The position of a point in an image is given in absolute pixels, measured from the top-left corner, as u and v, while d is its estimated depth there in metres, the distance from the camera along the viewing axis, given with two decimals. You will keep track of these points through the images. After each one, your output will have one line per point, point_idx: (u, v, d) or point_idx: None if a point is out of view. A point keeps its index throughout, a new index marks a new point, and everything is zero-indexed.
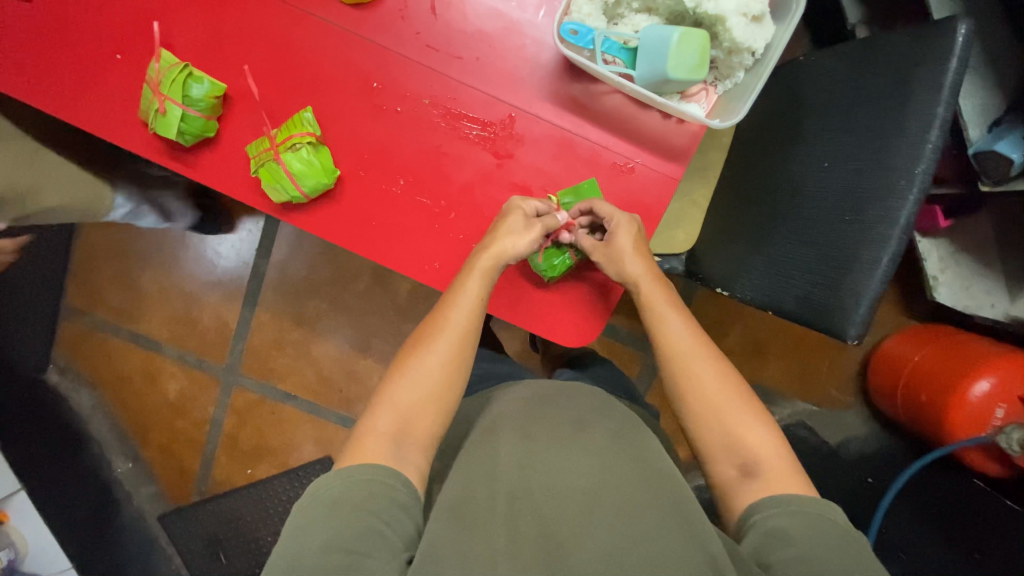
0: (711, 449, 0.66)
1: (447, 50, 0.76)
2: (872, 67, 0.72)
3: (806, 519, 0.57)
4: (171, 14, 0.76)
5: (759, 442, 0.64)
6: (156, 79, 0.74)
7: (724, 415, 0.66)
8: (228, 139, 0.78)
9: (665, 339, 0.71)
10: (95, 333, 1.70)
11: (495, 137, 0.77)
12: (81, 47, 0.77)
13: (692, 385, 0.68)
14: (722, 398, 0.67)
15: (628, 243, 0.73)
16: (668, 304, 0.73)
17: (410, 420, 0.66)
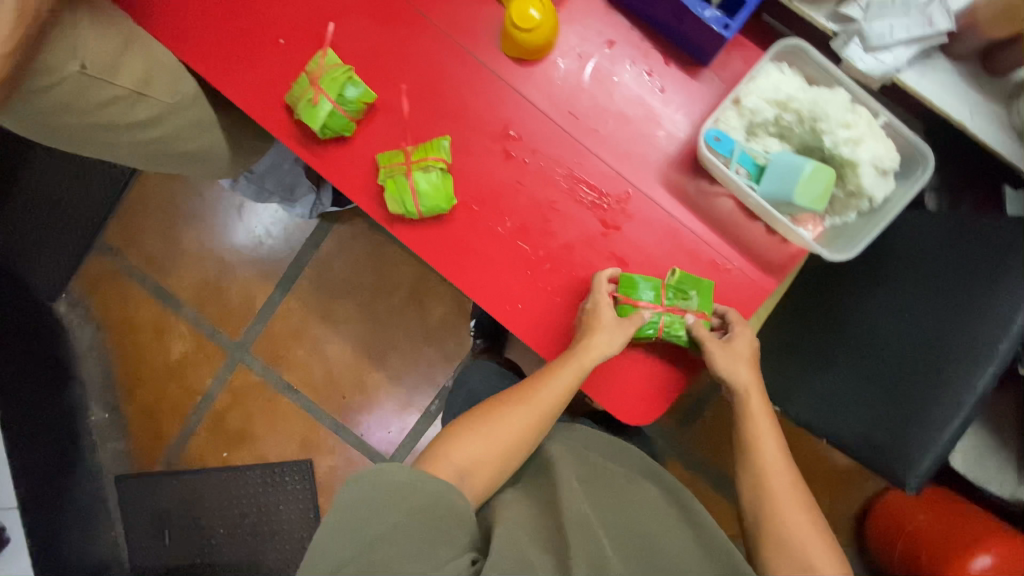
0: (774, 563, 0.69)
1: (585, 121, 0.81)
2: (968, 235, 0.75)
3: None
4: (345, 19, 0.82)
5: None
6: (318, 74, 0.78)
7: (794, 531, 0.69)
8: (361, 143, 0.82)
9: (758, 457, 0.74)
10: (119, 276, 1.68)
11: (607, 208, 0.82)
12: (250, 24, 0.82)
13: (767, 496, 0.72)
14: (793, 516, 0.70)
15: (745, 352, 0.76)
16: (761, 414, 0.76)
17: (481, 464, 0.73)
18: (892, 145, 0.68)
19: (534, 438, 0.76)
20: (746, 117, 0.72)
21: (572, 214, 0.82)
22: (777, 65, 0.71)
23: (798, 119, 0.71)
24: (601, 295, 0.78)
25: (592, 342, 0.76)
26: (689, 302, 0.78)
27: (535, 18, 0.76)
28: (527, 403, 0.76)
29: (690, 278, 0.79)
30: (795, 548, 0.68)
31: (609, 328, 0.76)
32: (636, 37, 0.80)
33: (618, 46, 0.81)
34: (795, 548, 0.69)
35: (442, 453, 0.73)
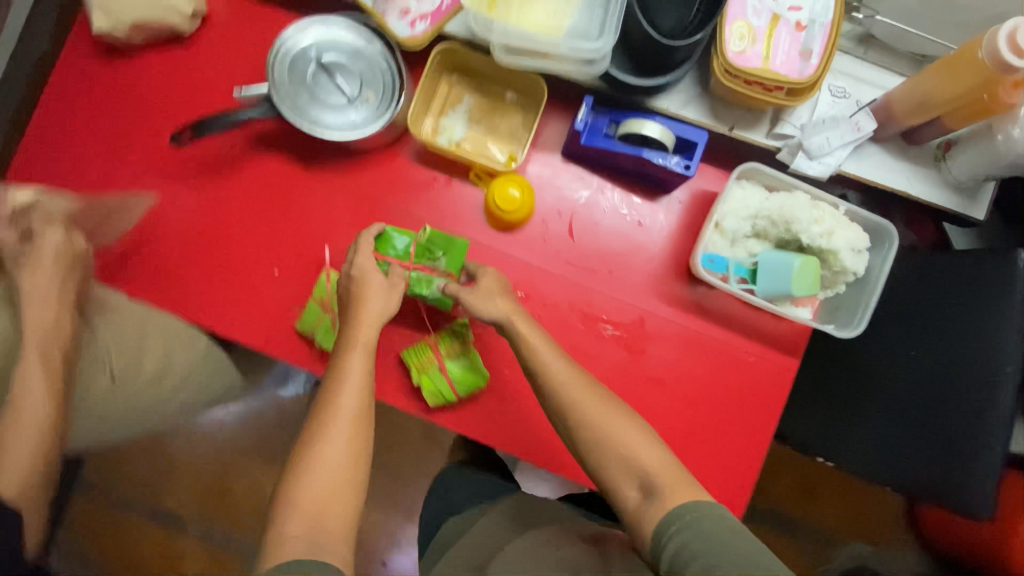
0: (619, 481, 0.65)
1: (583, 263, 0.87)
2: (936, 274, 0.85)
3: (725, 528, 0.59)
4: (335, 237, 0.85)
5: (658, 463, 0.64)
6: (328, 298, 0.80)
7: (643, 447, 0.65)
8: (378, 345, 0.83)
9: (561, 393, 0.69)
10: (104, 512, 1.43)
11: (628, 335, 0.86)
12: (246, 266, 0.85)
13: (589, 425, 0.67)
14: (625, 432, 0.66)
15: (490, 288, 0.77)
16: (544, 345, 0.73)
17: (326, 506, 0.62)
18: (859, 229, 0.77)
19: (363, 463, 0.66)
20: (729, 235, 0.80)
21: (596, 353, 0.85)
22: (740, 184, 0.80)
23: (771, 224, 0.79)
24: (364, 255, 0.76)
25: (365, 319, 0.73)
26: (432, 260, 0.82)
27: (515, 195, 0.83)
28: (332, 421, 0.66)
29: (436, 232, 0.83)
30: (630, 456, 0.65)
31: (382, 296, 0.75)
32: (605, 182, 0.87)
33: (590, 195, 0.88)
34: (658, 466, 0.64)
35: (275, 527, 0.61)
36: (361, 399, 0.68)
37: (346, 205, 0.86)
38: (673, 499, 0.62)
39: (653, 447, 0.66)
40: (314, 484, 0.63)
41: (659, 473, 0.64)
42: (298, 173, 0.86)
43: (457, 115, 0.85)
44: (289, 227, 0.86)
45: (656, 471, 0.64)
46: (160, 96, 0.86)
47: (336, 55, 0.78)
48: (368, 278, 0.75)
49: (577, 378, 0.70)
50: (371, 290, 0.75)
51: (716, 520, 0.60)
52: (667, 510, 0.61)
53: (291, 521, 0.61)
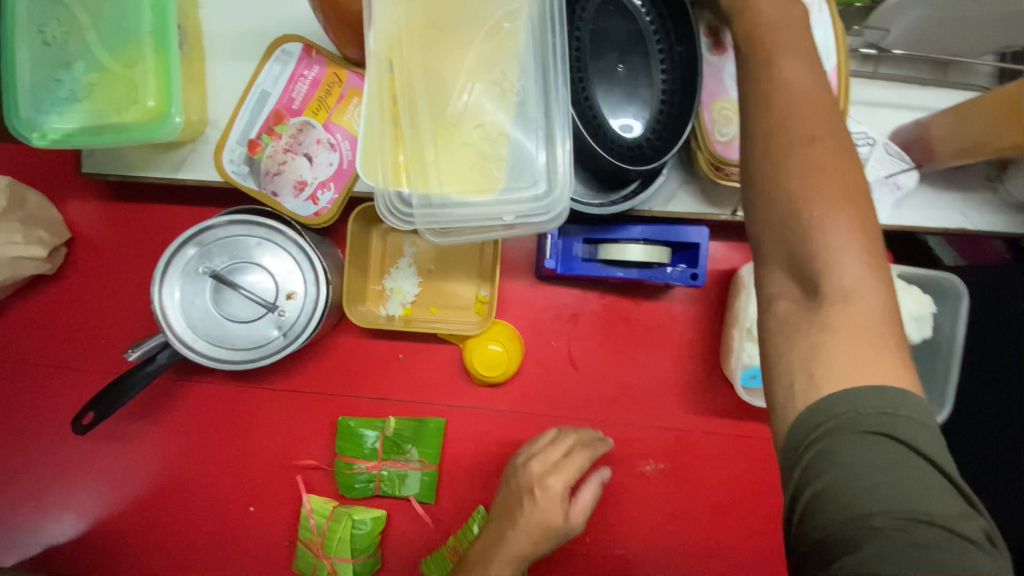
0: (762, 230, 0.39)
1: (600, 396, 0.72)
2: None
3: (876, 424, 0.33)
4: (305, 450, 0.72)
5: (847, 261, 0.35)
6: (318, 538, 0.67)
7: (850, 265, 0.35)
8: (392, 564, 0.70)
9: (778, 137, 0.38)
10: None
11: (674, 464, 0.72)
12: (212, 512, 0.72)
13: (787, 192, 0.37)
14: (812, 198, 0.36)
15: None
16: (783, 49, 0.42)
17: None
18: (918, 292, 0.62)
19: None
20: None
21: (643, 493, 0.72)
22: None
23: None
24: (545, 456, 0.64)
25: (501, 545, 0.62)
26: (374, 454, 0.68)
27: (498, 348, 0.69)
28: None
29: (376, 422, 0.69)
30: (796, 208, 0.37)
31: (567, 471, 0.64)
32: (598, 294, 0.72)
33: (585, 316, 0.72)
34: (850, 288, 0.35)
35: None
36: None
37: (306, 410, 0.72)
38: (836, 342, 0.34)
39: (874, 315, 0.35)
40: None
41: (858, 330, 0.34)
42: (238, 389, 0.72)
43: (402, 271, 0.70)
44: (248, 453, 0.72)
45: (858, 320, 0.35)
46: (52, 349, 0.71)
47: (231, 259, 0.62)
48: (545, 484, 0.63)
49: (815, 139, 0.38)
50: (567, 462, 0.64)
51: (897, 408, 0.33)
52: (811, 397, 0.35)
53: None
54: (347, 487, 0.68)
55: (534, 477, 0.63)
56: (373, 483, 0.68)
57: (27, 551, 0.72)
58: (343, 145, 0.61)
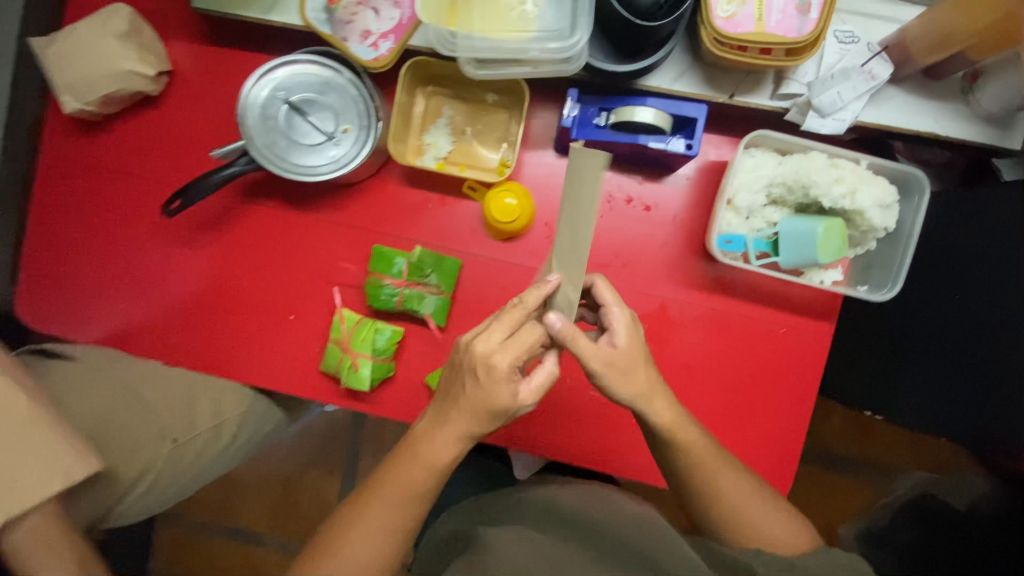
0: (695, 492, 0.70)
1: (595, 260, 0.83)
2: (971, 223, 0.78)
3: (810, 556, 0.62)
4: (341, 274, 0.85)
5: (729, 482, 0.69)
6: (347, 337, 0.80)
7: (737, 490, 0.69)
8: (403, 373, 0.84)
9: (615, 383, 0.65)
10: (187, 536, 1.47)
11: (651, 327, 0.83)
12: (259, 316, 0.86)
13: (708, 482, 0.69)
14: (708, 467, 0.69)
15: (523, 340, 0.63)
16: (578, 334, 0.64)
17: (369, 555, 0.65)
18: (883, 182, 0.71)
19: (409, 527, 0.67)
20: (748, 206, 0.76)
21: None
22: (751, 152, 0.74)
23: (788, 190, 0.74)
24: (487, 341, 0.62)
25: (423, 447, 0.67)
26: (399, 276, 0.80)
27: (513, 203, 0.78)
28: (389, 487, 0.67)
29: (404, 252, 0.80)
30: (705, 484, 0.69)
31: (503, 350, 0.62)
32: (606, 171, 0.82)
33: None
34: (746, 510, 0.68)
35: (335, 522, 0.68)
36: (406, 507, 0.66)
37: (346, 242, 0.85)
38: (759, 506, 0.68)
39: (744, 485, 0.69)
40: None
41: (742, 516, 0.68)
42: (291, 217, 0.85)
43: (439, 129, 0.82)
44: (294, 272, 0.86)
45: (733, 504, 0.68)
46: (144, 164, 0.86)
47: (303, 92, 0.75)
48: (483, 370, 0.62)
49: (641, 372, 0.66)
50: (520, 337, 0.63)
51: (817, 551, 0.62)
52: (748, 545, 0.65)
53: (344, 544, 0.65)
54: (374, 300, 0.80)
55: (497, 375, 0.62)
56: (395, 301, 0.80)
57: (104, 328, 0.87)
58: (406, 4, 0.73)
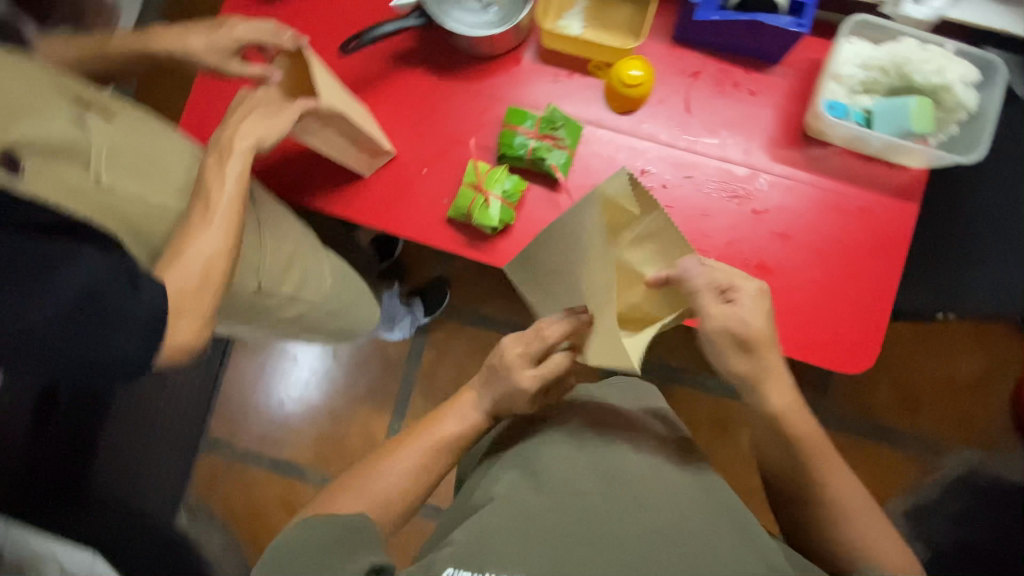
0: (809, 479, 0.71)
1: (702, 138, 0.93)
2: None
3: None
4: (473, 133, 0.95)
5: (845, 483, 0.70)
6: (479, 179, 0.90)
7: (845, 491, 0.70)
8: (521, 224, 0.93)
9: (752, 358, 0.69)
10: (248, 460, 1.76)
11: (751, 198, 0.92)
12: (395, 166, 0.95)
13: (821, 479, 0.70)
14: (823, 454, 0.70)
15: (517, 355, 0.78)
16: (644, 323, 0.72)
17: (387, 496, 0.73)
18: (969, 64, 0.83)
19: (426, 476, 0.76)
20: (845, 82, 0.87)
21: (721, 216, 0.92)
22: (850, 40, 0.87)
23: (883, 73, 0.86)
24: (508, 344, 0.80)
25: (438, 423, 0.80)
26: (533, 129, 0.90)
27: (637, 75, 0.90)
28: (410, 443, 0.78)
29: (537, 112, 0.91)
30: (828, 475, 0.70)
31: (514, 361, 0.78)
32: (717, 60, 0.94)
33: (703, 74, 0.94)
34: (863, 518, 0.68)
35: (360, 466, 0.77)
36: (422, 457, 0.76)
37: (481, 107, 0.96)
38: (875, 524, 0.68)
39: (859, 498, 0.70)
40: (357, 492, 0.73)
41: (832, 509, 0.69)
42: (434, 82, 0.96)
43: (575, 15, 0.96)
44: (431, 129, 0.96)
45: (847, 509, 0.69)
46: (310, 27, 0.98)
47: None
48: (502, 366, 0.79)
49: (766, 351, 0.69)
50: (525, 347, 0.79)
51: None
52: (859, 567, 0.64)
53: (372, 482, 0.74)
54: (509, 146, 0.90)
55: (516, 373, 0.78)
56: (526, 150, 0.89)
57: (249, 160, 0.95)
58: None
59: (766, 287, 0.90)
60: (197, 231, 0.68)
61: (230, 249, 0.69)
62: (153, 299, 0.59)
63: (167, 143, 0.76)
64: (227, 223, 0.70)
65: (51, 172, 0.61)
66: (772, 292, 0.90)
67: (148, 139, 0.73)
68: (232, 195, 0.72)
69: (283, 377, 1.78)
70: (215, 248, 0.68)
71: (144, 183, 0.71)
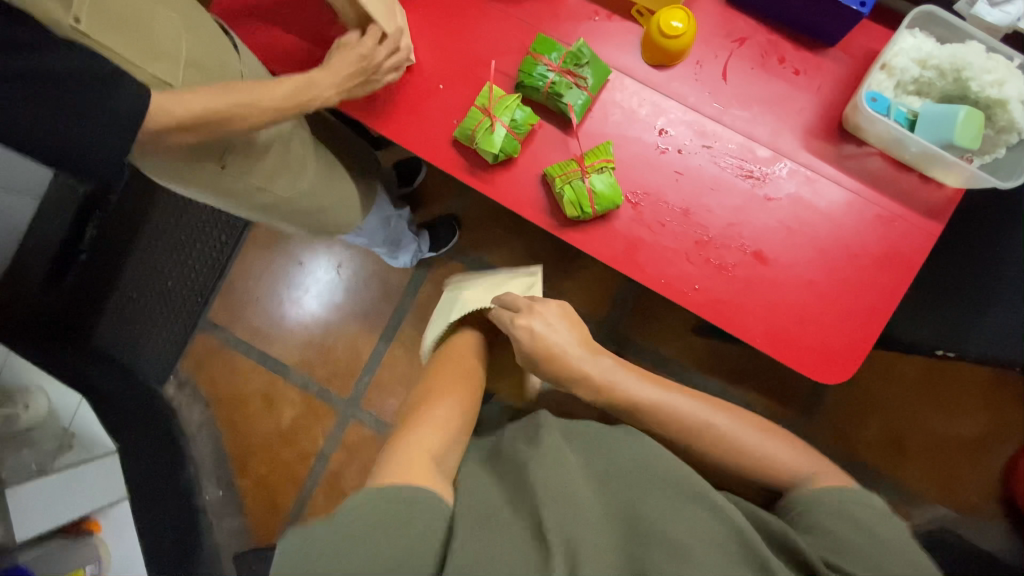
0: (685, 442, 0.81)
1: (731, 111, 0.88)
2: None
3: (838, 508, 0.69)
4: (497, 58, 0.92)
5: (725, 426, 0.79)
6: (490, 104, 0.87)
7: (715, 436, 0.79)
8: (524, 160, 0.91)
9: (553, 352, 0.86)
10: (229, 349, 1.82)
11: (766, 183, 0.87)
12: (413, 75, 0.93)
13: (696, 436, 0.79)
14: (686, 411, 0.81)
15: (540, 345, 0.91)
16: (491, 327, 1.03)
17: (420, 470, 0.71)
18: None
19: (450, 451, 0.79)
20: (896, 76, 0.80)
21: (730, 195, 0.87)
22: (914, 32, 0.80)
23: (940, 74, 0.79)
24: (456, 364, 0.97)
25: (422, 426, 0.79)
26: (556, 63, 0.87)
27: (678, 27, 0.85)
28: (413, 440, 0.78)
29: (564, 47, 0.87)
30: (699, 434, 0.80)
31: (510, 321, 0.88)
32: (768, 30, 0.88)
33: (749, 41, 0.88)
34: (749, 452, 0.78)
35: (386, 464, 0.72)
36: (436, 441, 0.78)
37: (511, 33, 0.92)
38: (767, 450, 0.78)
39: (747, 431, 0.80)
40: (399, 462, 0.72)
41: (715, 456, 0.79)
42: None
43: None
44: (456, 44, 0.93)
45: (726, 448, 0.78)
46: None
47: None
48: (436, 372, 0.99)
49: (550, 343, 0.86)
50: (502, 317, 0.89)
51: (848, 503, 0.69)
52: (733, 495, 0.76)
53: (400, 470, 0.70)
54: (528, 76, 0.87)
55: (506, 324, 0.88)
56: (545, 82, 0.86)
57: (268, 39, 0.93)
58: None
59: (757, 278, 0.87)
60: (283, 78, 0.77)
61: (269, 109, 0.74)
62: (128, 103, 0.62)
63: (165, 12, 0.71)
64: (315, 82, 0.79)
65: (30, 6, 0.58)
66: (762, 284, 0.87)
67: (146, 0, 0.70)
68: (276, 98, 0.75)
69: (284, 278, 1.82)
70: (258, 103, 0.73)
71: (128, 43, 0.66)
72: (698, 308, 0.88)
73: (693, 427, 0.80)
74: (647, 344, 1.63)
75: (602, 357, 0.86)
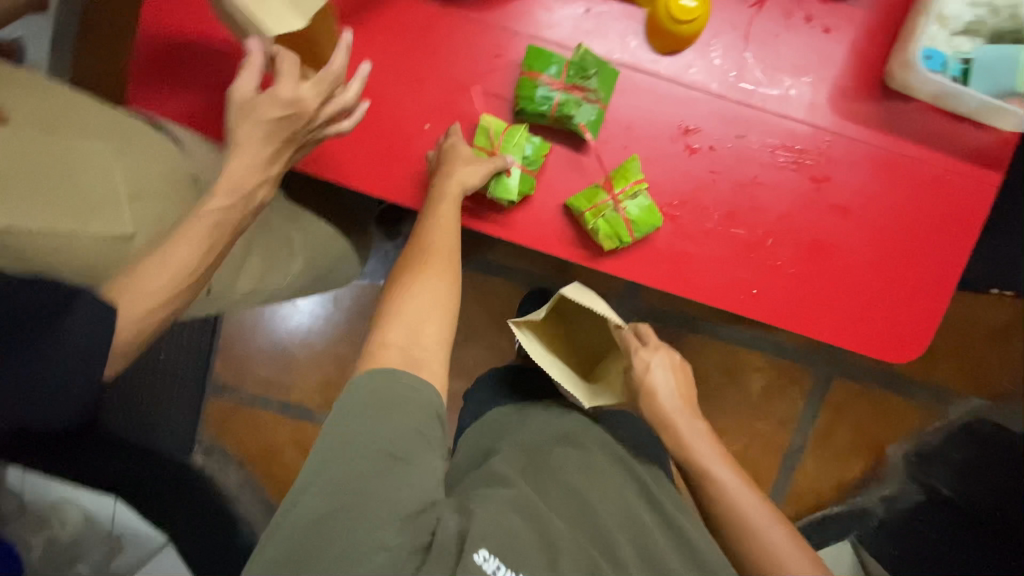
0: (738, 541, 0.71)
1: (761, 89, 0.78)
2: None
3: None
4: (485, 80, 0.79)
5: (779, 540, 0.69)
6: (495, 143, 0.78)
7: (767, 553, 0.69)
8: (541, 193, 0.80)
9: (647, 388, 0.80)
10: (243, 408, 1.71)
11: (810, 163, 0.79)
12: (391, 120, 0.79)
13: (748, 542, 0.70)
14: (749, 507, 0.71)
15: (660, 367, 0.81)
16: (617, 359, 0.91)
17: (420, 326, 0.66)
18: None
19: (453, 289, 0.71)
20: (949, 24, 0.72)
21: (774, 185, 0.79)
22: None
23: (991, 11, 0.71)
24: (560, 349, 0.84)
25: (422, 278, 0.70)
26: (559, 79, 0.74)
27: (691, 8, 0.72)
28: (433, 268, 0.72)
29: (563, 58, 0.75)
30: (751, 529, 0.70)
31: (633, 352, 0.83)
32: None
33: (768, 4, 0.77)
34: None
35: (371, 346, 0.63)
36: (445, 307, 0.69)
37: (494, 47, 0.79)
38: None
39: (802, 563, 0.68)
40: (398, 305, 0.68)
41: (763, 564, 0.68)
42: (437, 12, 0.78)
43: None
44: (433, 73, 0.79)
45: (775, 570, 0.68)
46: None
47: None
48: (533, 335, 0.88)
49: (650, 379, 0.80)
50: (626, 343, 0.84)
51: None
52: None
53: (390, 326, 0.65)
54: (529, 99, 0.75)
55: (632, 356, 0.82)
56: (550, 104, 0.74)
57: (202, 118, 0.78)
58: None
59: (817, 268, 0.80)
60: (175, 235, 0.59)
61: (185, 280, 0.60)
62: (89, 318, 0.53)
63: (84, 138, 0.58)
64: (211, 226, 0.61)
65: None
66: (823, 275, 0.80)
67: (55, 142, 0.57)
68: (189, 256, 0.60)
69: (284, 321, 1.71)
70: (169, 279, 0.59)
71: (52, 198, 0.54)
72: (759, 316, 0.82)
73: (750, 528, 0.70)
74: (672, 308, 1.59)
75: (697, 422, 0.79)
